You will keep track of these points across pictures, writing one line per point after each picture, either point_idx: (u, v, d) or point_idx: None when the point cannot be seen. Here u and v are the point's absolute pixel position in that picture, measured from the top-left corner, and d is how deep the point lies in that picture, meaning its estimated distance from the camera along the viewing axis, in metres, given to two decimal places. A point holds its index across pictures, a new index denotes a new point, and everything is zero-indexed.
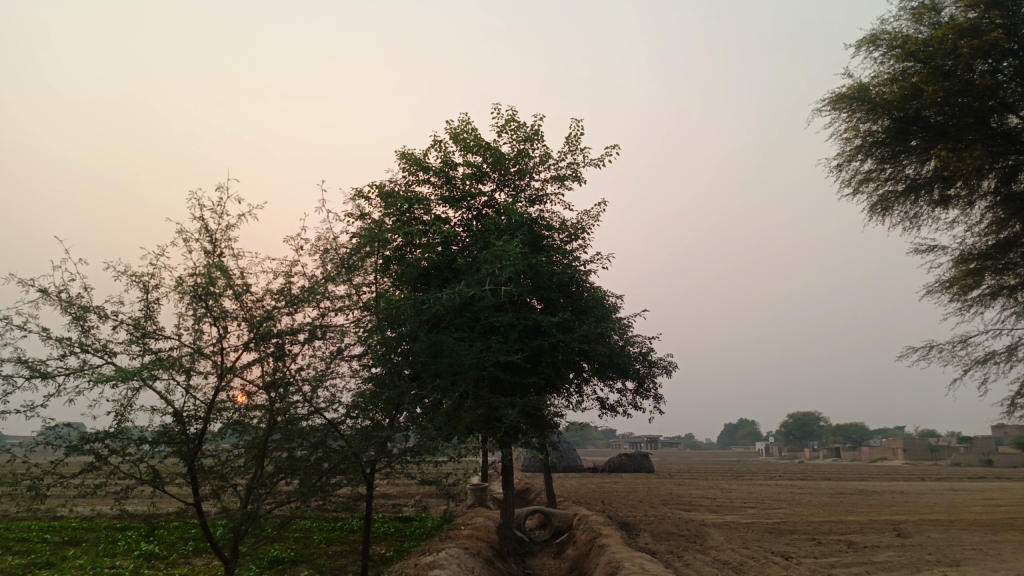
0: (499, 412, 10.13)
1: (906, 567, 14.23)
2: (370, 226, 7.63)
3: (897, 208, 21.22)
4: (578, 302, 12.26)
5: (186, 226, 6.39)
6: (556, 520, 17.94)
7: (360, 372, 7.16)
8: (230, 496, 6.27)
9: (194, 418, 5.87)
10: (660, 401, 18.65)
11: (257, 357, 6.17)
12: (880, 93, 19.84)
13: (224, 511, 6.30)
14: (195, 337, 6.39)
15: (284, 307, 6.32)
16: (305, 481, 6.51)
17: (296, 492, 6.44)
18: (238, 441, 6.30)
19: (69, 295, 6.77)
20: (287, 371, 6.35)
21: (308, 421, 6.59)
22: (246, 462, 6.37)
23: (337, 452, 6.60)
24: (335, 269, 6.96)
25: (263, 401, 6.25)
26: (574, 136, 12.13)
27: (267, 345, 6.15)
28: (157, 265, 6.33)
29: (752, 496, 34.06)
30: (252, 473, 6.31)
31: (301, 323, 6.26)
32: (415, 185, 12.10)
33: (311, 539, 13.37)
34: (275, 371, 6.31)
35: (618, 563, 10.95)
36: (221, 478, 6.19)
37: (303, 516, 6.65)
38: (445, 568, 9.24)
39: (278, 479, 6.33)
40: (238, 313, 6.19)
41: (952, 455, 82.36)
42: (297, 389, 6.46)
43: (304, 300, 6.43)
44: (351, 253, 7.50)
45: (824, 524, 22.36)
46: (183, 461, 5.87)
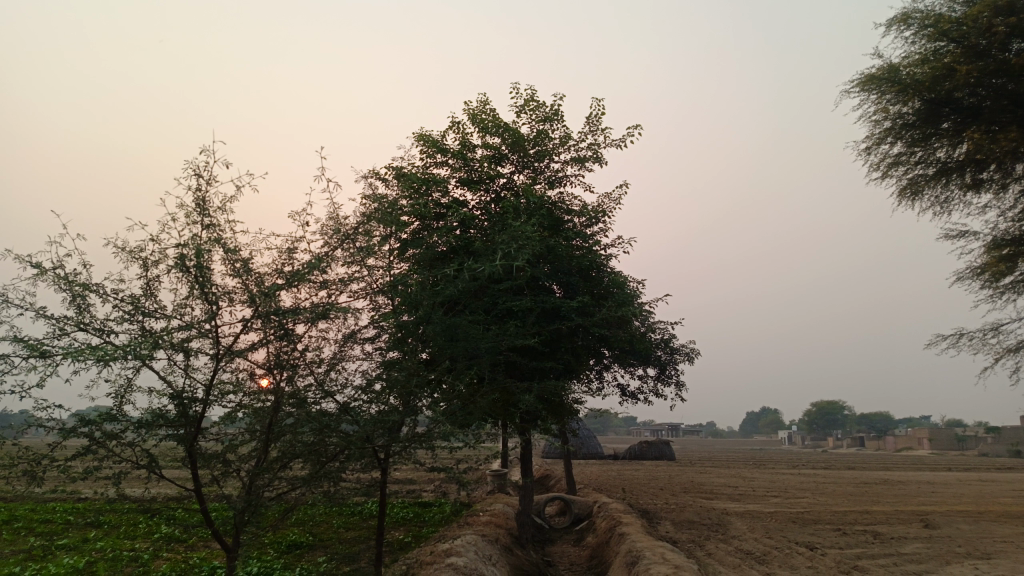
0: (517, 398, 9.94)
1: (935, 559, 13.89)
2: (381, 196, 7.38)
3: (927, 192, 20.64)
4: (598, 286, 12.02)
5: (180, 195, 6.18)
6: (576, 507, 17.78)
7: (372, 354, 6.98)
8: (232, 481, 6.09)
9: (194, 400, 5.69)
10: (682, 388, 18.39)
11: (261, 337, 5.99)
12: (911, 74, 19.21)
13: (226, 495, 6.14)
14: (194, 314, 6.20)
15: (289, 286, 6.13)
16: (313, 465, 6.36)
17: (301, 478, 6.27)
18: (241, 425, 6.15)
19: (67, 273, 6.62)
20: (292, 350, 6.17)
21: (316, 405, 6.41)
22: (250, 446, 6.22)
23: (346, 436, 6.42)
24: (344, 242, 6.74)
25: (269, 383, 6.11)
26: (595, 116, 11.83)
27: (271, 325, 5.97)
28: (152, 239, 6.14)
29: (774, 485, 33.71)
30: (255, 457, 6.15)
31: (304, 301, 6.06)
32: (432, 167, 11.89)
33: (329, 524, 13.31)
34: (278, 352, 6.14)
35: (638, 552, 10.74)
36: (222, 462, 6.02)
37: (310, 500, 6.48)
38: (462, 555, 9.09)
39: (284, 464, 6.16)
40: (242, 292, 6.01)
41: (979, 445, 81.04)
42: (303, 371, 6.29)
43: (303, 275, 6.19)
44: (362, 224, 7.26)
45: (849, 514, 21.99)
46: (182, 445, 5.71)
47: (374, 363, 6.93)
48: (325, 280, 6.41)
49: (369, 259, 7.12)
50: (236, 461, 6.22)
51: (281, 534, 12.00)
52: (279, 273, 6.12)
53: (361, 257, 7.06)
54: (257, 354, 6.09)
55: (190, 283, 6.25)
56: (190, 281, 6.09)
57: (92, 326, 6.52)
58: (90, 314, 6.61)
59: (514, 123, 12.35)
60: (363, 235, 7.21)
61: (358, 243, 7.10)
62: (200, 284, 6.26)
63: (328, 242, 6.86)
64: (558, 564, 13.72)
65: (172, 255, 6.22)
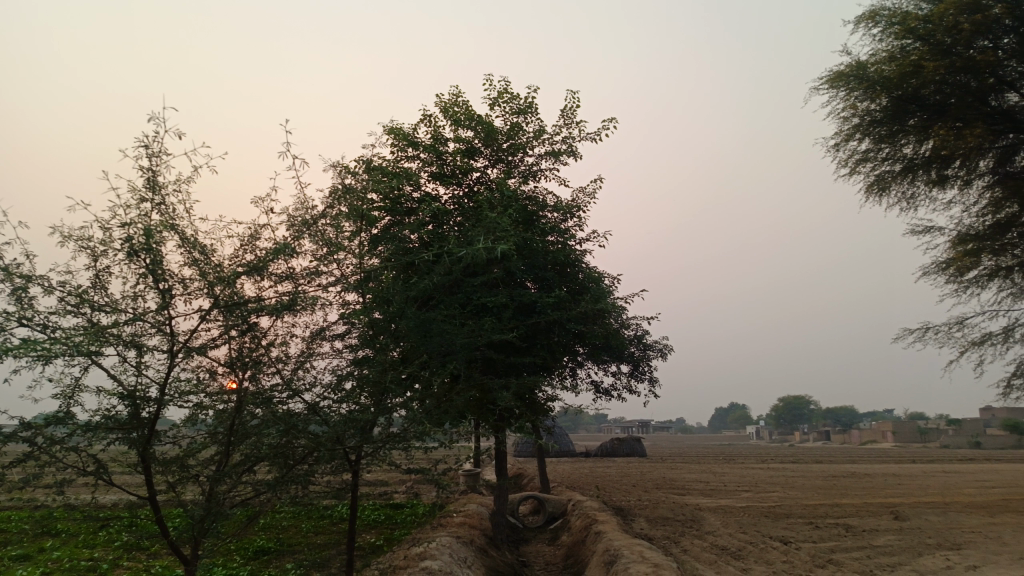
0: (492, 395, 9.72)
1: (908, 551, 13.94)
2: (349, 185, 7.09)
3: (894, 188, 20.89)
4: (573, 282, 11.86)
5: (130, 180, 5.82)
6: (551, 506, 17.63)
7: (342, 351, 6.70)
8: (190, 486, 5.75)
9: (147, 400, 5.34)
10: (656, 385, 18.33)
11: (222, 333, 5.67)
12: (878, 71, 19.38)
13: (184, 502, 5.80)
14: (147, 307, 5.85)
15: (253, 279, 5.82)
16: (278, 469, 6.04)
17: (264, 482, 5.95)
18: (202, 427, 5.81)
19: (7, 264, 6.20)
20: (253, 346, 5.85)
21: (283, 406, 6.10)
22: (209, 449, 5.88)
23: (313, 436, 6.12)
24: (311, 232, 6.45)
25: (230, 385, 5.79)
26: (570, 109, 11.65)
27: (234, 320, 5.66)
28: (101, 227, 5.77)
29: (745, 480, 33.96)
30: (215, 461, 5.82)
31: (265, 292, 5.75)
32: (404, 161, 11.61)
33: (299, 528, 12.96)
34: (237, 347, 5.82)
35: (616, 551, 10.56)
36: (178, 467, 5.68)
37: (275, 505, 6.16)
38: (437, 559, 8.83)
39: (246, 468, 5.83)
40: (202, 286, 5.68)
41: (940, 437, 82.82)
42: (267, 368, 5.97)
43: (264, 265, 5.87)
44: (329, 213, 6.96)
45: (821, 508, 22.14)
46: (134, 448, 5.35)
47: (344, 360, 6.65)
48: (294, 274, 6.11)
49: (337, 251, 6.83)
50: (195, 466, 5.87)
51: (248, 540, 11.64)
52: (244, 266, 5.80)
53: (329, 248, 6.76)
54: (220, 351, 5.78)
55: (141, 273, 5.88)
56: (141, 271, 5.73)
57: (35, 321, 6.10)
58: (33, 308, 6.19)
59: (487, 116, 12.11)
60: (331, 226, 6.91)
61: (325, 233, 6.79)
62: (153, 275, 5.90)
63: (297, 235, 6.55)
64: (533, 564, 13.51)
65: (123, 244, 5.86)
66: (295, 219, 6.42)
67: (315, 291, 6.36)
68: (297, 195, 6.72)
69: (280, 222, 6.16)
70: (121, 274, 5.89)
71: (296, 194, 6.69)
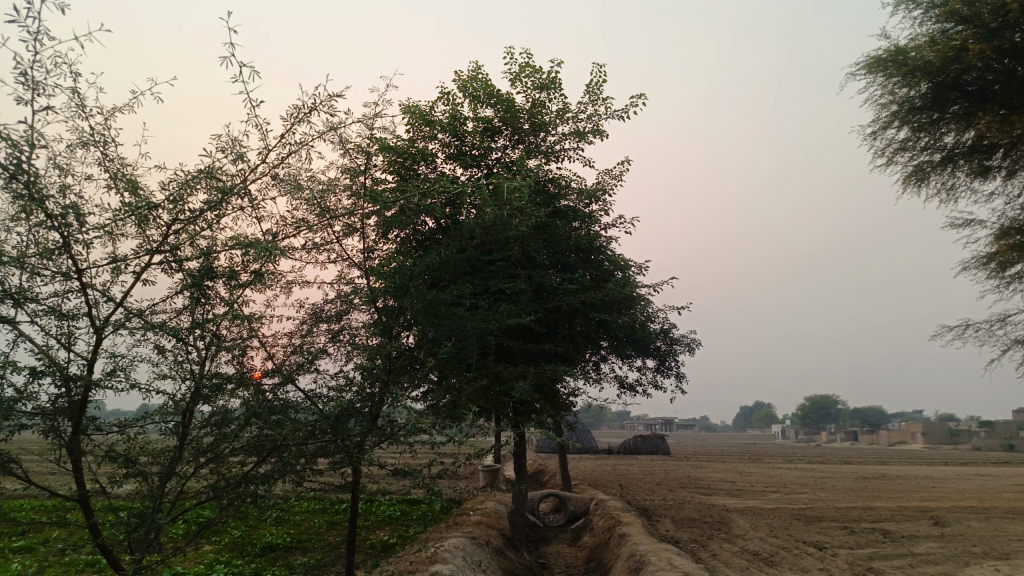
0: (510, 386, 9.13)
1: (953, 560, 13.10)
2: (332, 94, 5.45)
3: (933, 178, 19.95)
4: (597, 270, 11.24)
5: (17, 85, 4.47)
6: (572, 504, 17.09)
7: (362, 342, 6.09)
8: (134, 486, 4.65)
9: (72, 372, 4.23)
10: (682, 380, 17.63)
11: (184, 306, 4.72)
12: (919, 55, 18.29)
13: (126, 503, 4.72)
14: (61, 255, 4.60)
15: (226, 247, 4.85)
16: (245, 461, 4.99)
17: (228, 477, 4.89)
18: (156, 414, 4.78)
19: None
20: (215, 313, 4.84)
21: (271, 398, 5.30)
22: (161, 441, 4.84)
23: (288, 423, 5.14)
24: (286, 174, 5.37)
25: (195, 367, 4.85)
26: (595, 84, 10.96)
27: (205, 293, 4.75)
28: None
29: (773, 480, 33.04)
30: (167, 454, 4.76)
31: (221, 247, 4.75)
32: (419, 141, 10.99)
33: (310, 524, 12.47)
34: (188, 315, 4.78)
35: (642, 557, 9.87)
36: (120, 462, 4.58)
37: (245, 507, 5.10)
38: (448, 562, 8.26)
39: (205, 461, 4.80)
40: (161, 247, 4.68)
41: (973, 439, 80.77)
42: (253, 352, 5.25)
43: (218, 208, 4.82)
44: (304, 145, 5.60)
45: (855, 511, 21.21)
46: (54, 434, 4.22)
47: (362, 353, 5.99)
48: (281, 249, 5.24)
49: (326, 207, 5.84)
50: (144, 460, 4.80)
51: (257, 536, 11.20)
52: (211, 233, 4.86)
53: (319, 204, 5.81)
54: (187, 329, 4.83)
55: (42, 211, 4.48)
56: (47, 210, 4.45)
57: None
58: None
59: (508, 93, 11.48)
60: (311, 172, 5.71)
61: (301, 167, 5.59)
62: (61, 213, 4.57)
63: (301, 211, 5.75)
64: (553, 566, 12.91)
65: (2, 167, 4.40)
66: (266, 165, 5.28)
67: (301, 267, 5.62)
68: (249, 105, 5.23)
69: (245, 169, 5.08)
70: (13, 212, 4.54)
71: (250, 108, 5.23)
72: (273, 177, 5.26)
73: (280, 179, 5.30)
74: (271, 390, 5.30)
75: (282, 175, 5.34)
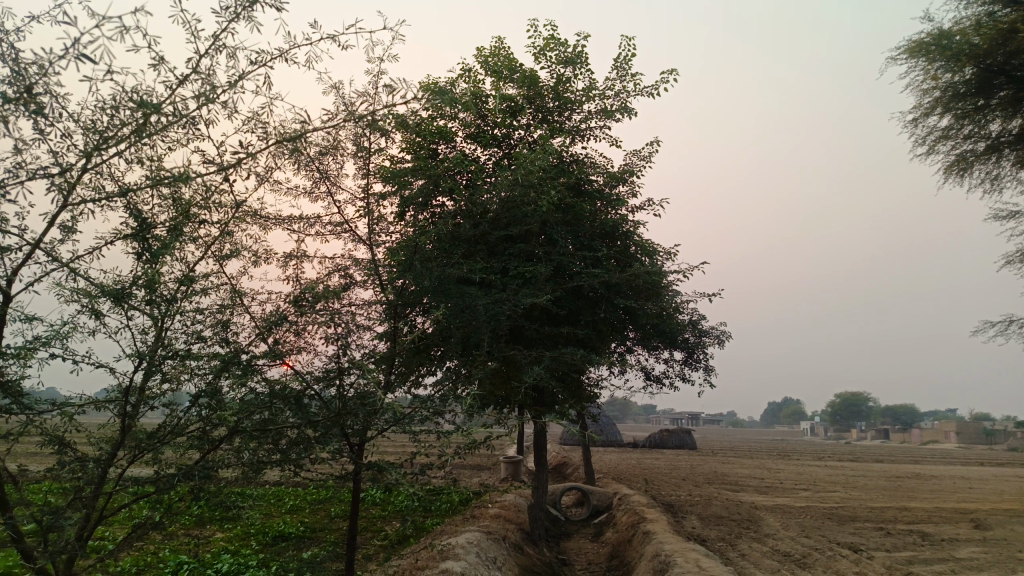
0: (527, 374, 8.67)
1: (998, 566, 12.38)
2: None
3: (977, 168, 19.03)
4: (623, 254, 10.69)
5: None
6: (594, 499, 16.62)
7: (367, 323, 5.58)
8: (70, 476, 4.12)
9: None
10: (711, 372, 17.01)
11: (132, 270, 4.13)
12: (964, 37, 17.26)
13: (62, 491, 4.16)
14: None
15: (180, 206, 4.22)
16: (195, 448, 4.42)
17: (173, 467, 4.33)
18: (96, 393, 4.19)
19: None
20: (165, 275, 4.24)
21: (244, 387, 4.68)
22: (104, 425, 4.32)
23: (247, 405, 4.56)
24: (223, 92, 4.23)
25: (148, 339, 4.28)
26: (623, 58, 10.40)
27: (155, 256, 4.15)
28: None
29: (803, 478, 32.20)
30: (109, 441, 4.22)
31: (158, 189, 4.05)
32: (438, 119, 10.49)
33: (325, 513, 12.15)
34: (127, 277, 4.18)
35: (667, 557, 9.36)
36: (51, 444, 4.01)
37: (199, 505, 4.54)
38: (461, 559, 7.85)
39: (148, 450, 4.23)
40: (94, 195, 4.00)
41: (1008, 439, 78.68)
42: (230, 330, 4.75)
43: (137, 133, 3.95)
44: (260, 60, 4.38)
45: (888, 512, 20.44)
46: None
47: (369, 335, 5.49)
48: (246, 212, 4.58)
49: (292, 143, 4.69)
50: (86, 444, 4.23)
51: (268, 525, 10.96)
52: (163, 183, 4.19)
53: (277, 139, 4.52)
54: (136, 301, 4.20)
55: None
56: None
57: None
58: None
59: (532, 69, 10.96)
60: (270, 102, 4.48)
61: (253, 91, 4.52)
62: None
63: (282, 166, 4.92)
64: (574, 563, 12.43)
65: None
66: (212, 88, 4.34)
67: (276, 229, 4.94)
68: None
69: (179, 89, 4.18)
70: None
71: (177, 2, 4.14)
72: (208, 95, 4.17)
73: (219, 98, 4.23)
74: (250, 376, 4.72)
75: (223, 95, 4.26)
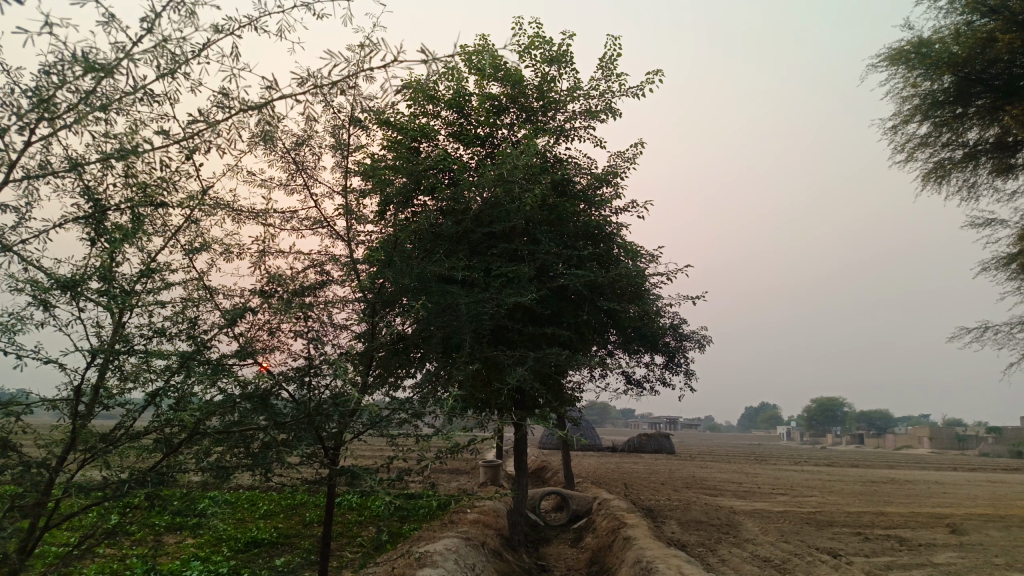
0: (509, 376, 8.52)
1: (975, 572, 12.41)
2: None
3: (954, 175, 19.19)
4: (606, 256, 10.58)
5: None
6: (574, 504, 16.50)
7: (344, 323, 5.39)
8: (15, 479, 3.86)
9: None
10: (691, 376, 16.96)
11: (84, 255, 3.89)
12: (943, 46, 17.40)
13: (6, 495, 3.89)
14: None
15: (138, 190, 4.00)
16: (154, 451, 4.19)
17: (127, 472, 4.07)
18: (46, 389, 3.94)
19: None
20: (121, 260, 3.99)
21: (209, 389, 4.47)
22: (54, 426, 4.06)
23: (211, 407, 4.34)
24: (183, 58, 3.97)
25: (103, 331, 4.04)
26: (609, 58, 10.29)
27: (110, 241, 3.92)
28: None
29: (780, 482, 32.33)
30: (59, 441, 3.97)
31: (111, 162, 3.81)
32: (420, 117, 10.30)
33: (300, 518, 11.90)
34: (80, 267, 3.95)
35: (649, 563, 9.24)
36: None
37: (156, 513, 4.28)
38: (439, 566, 7.67)
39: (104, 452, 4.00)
40: (44, 172, 3.75)
41: (980, 445, 79.80)
42: (196, 327, 4.53)
43: (85, 101, 3.70)
44: (228, 29, 4.09)
45: (865, 517, 20.53)
46: None
47: (346, 335, 5.30)
48: (212, 200, 4.36)
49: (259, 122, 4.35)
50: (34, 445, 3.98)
51: (240, 531, 10.69)
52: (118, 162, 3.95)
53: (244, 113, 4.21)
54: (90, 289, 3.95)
55: None
56: None
57: None
58: None
59: (517, 67, 10.82)
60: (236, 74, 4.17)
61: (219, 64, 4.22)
62: None
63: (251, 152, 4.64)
64: (553, 569, 12.28)
65: None
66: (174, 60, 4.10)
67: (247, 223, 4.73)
68: None
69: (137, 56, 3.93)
70: None
71: None
72: (166, 61, 3.93)
73: (178, 65, 3.97)
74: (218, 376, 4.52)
75: (183, 63, 4.00)
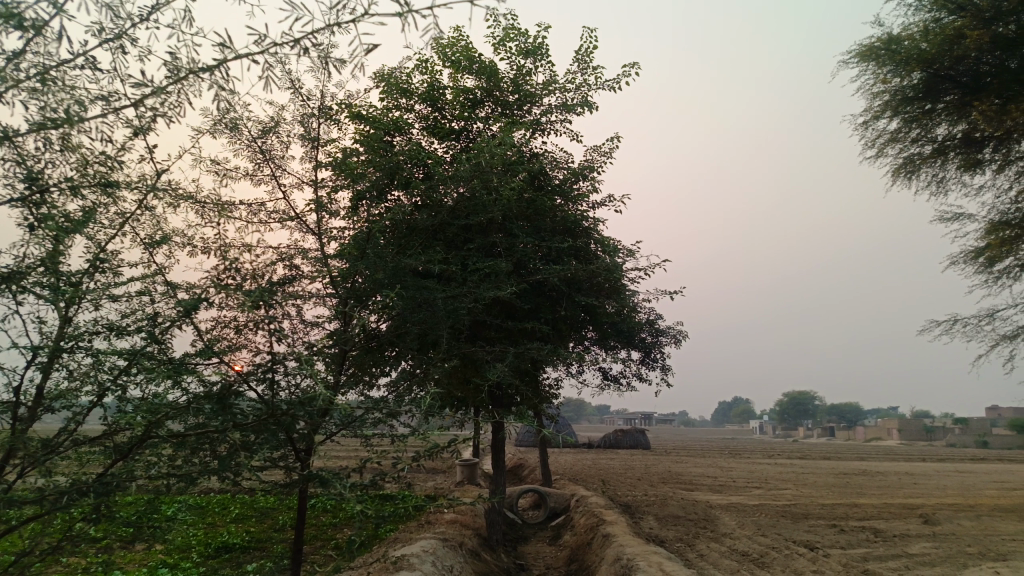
0: (486, 373, 8.37)
1: (950, 561, 12.51)
2: None
3: (923, 170, 19.40)
4: (583, 251, 10.47)
5: None
6: (552, 501, 16.41)
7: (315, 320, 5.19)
8: None
9: None
10: (668, 372, 16.96)
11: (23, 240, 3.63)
12: (912, 42, 17.55)
13: None
14: None
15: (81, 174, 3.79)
16: (109, 456, 3.97)
17: (71, 479, 3.78)
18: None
19: None
20: (64, 246, 3.74)
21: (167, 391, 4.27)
22: None
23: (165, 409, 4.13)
24: (128, 22, 3.71)
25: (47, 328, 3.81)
26: (584, 51, 10.17)
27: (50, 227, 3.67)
28: None
29: (755, 476, 32.56)
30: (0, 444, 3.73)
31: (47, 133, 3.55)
32: (393, 110, 10.11)
33: (273, 522, 11.66)
34: (19, 256, 3.68)
35: (629, 559, 9.16)
36: None
37: (105, 525, 4.00)
38: (417, 568, 7.51)
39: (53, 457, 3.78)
40: None
41: (947, 435, 81.36)
42: (155, 325, 4.32)
43: (14, 64, 3.44)
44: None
45: (839, 509, 20.70)
46: None
47: (318, 332, 5.10)
48: (166, 193, 4.15)
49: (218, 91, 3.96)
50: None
51: (212, 536, 10.43)
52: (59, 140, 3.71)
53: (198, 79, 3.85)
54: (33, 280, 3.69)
55: None
56: None
57: None
58: None
59: (491, 60, 10.66)
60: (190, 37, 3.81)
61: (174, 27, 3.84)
62: None
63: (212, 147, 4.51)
64: (532, 568, 12.17)
65: None
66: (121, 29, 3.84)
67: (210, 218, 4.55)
68: None
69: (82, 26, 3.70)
70: None
71: None
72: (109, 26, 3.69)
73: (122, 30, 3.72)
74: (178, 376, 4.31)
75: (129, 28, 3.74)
